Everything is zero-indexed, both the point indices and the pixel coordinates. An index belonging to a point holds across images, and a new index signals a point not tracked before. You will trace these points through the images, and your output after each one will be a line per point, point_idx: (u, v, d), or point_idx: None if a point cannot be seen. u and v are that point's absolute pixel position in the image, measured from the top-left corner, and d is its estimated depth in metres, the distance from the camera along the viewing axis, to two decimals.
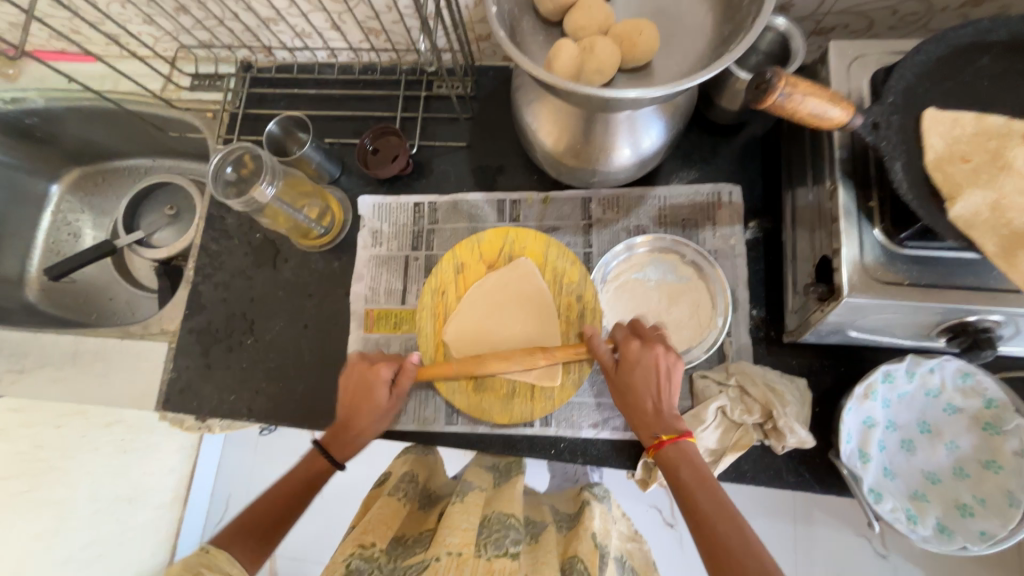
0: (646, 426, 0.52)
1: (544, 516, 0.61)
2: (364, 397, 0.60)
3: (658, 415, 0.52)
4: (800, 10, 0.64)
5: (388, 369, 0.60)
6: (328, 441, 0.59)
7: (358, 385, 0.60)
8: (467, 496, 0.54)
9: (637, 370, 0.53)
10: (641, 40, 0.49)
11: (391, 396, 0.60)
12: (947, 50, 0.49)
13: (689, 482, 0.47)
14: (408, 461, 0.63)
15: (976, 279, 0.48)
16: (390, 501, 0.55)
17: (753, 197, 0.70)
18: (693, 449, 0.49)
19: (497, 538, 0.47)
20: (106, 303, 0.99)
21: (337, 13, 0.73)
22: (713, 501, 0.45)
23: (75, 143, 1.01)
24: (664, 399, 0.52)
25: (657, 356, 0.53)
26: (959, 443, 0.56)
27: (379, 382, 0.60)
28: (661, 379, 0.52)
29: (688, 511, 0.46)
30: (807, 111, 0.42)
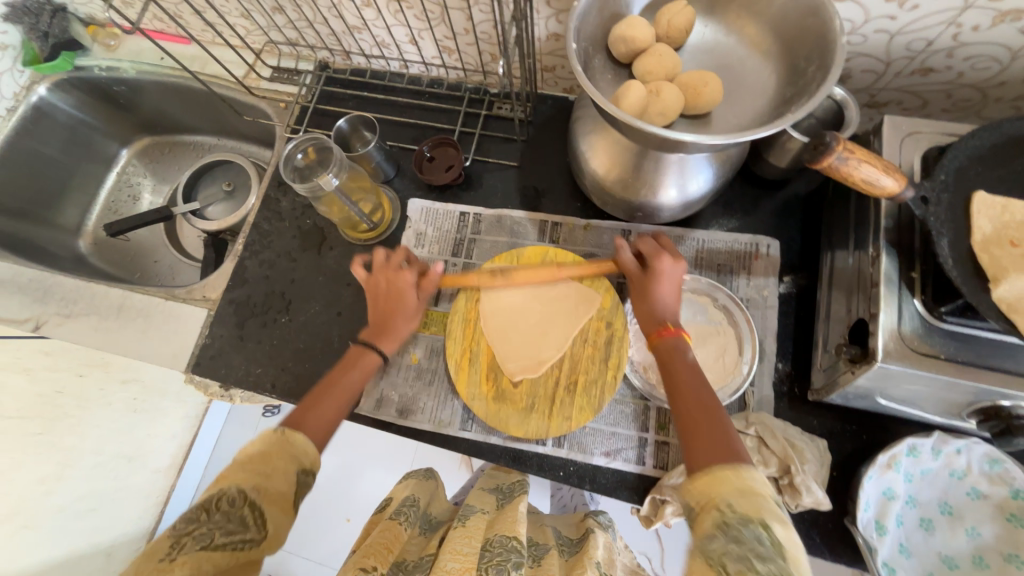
0: (650, 319, 0.57)
1: (546, 538, 0.61)
2: (396, 303, 0.63)
3: (657, 311, 0.57)
4: (857, 82, 0.67)
5: (413, 275, 0.65)
6: (369, 333, 0.62)
7: (390, 283, 0.64)
8: (469, 521, 0.56)
9: (654, 275, 0.59)
10: (706, 90, 0.52)
11: (417, 298, 0.65)
12: (1002, 139, 0.50)
13: (680, 367, 0.52)
14: (408, 487, 0.66)
15: (1013, 363, 0.48)
16: (391, 525, 0.55)
17: (790, 253, 0.71)
18: (687, 352, 0.54)
19: (499, 561, 0.45)
20: (151, 265, 1.04)
21: (418, 29, 0.79)
22: (700, 385, 0.50)
23: (152, 114, 1.08)
24: (665, 309, 0.58)
25: (664, 262, 0.59)
26: (980, 530, 0.55)
27: (407, 284, 0.64)
28: (668, 282, 0.58)
29: (678, 400, 0.50)
30: (862, 176, 0.43)
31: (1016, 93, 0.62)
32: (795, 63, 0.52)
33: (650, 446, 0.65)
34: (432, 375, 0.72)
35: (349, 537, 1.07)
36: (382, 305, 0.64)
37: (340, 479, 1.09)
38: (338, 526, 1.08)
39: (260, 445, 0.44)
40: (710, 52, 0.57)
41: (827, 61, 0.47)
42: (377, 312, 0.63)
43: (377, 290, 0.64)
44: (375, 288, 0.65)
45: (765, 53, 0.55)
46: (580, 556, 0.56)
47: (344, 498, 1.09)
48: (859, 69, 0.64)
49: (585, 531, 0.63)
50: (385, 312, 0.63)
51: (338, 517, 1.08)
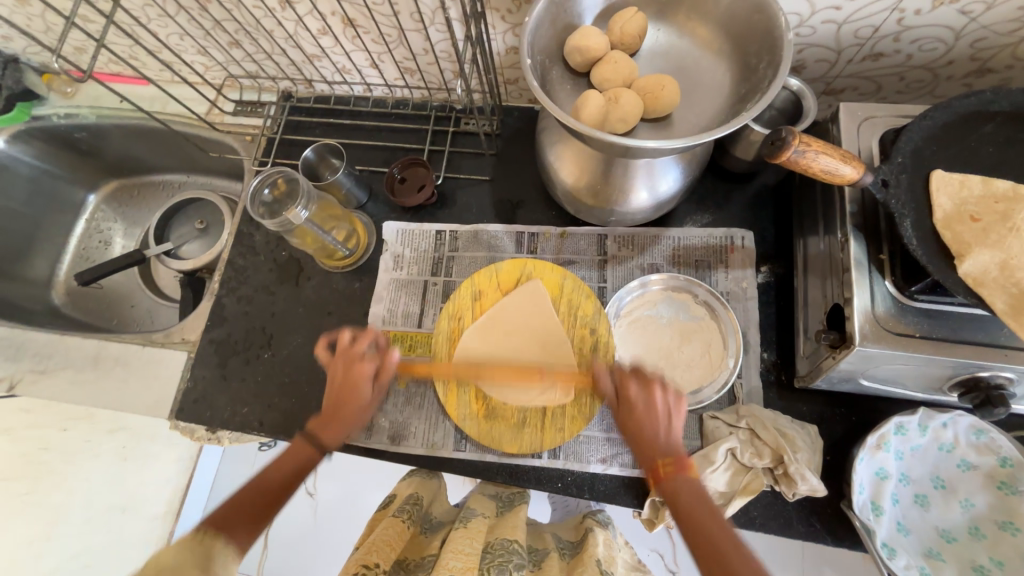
0: (648, 450, 0.51)
1: (546, 542, 0.61)
2: (350, 392, 0.60)
3: (654, 442, 0.51)
4: (812, 71, 0.68)
5: (372, 364, 0.61)
6: (314, 424, 0.58)
7: (345, 374, 0.61)
8: (470, 522, 0.55)
9: (637, 412, 0.53)
10: (663, 94, 0.53)
11: (375, 388, 0.62)
12: (953, 117, 0.51)
13: (689, 511, 0.46)
14: (411, 485, 0.66)
15: (987, 335, 0.49)
16: (395, 522, 0.55)
17: (764, 243, 0.72)
18: (694, 486, 0.48)
19: (501, 562, 0.48)
20: (127, 310, 1.02)
21: (377, 53, 0.78)
22: (711, 518, 0.45)
23: (116, 157, 1.06)
24: (665, 439, 0.51)
25: (657, 401, 0.53)
26: (973, 501, 0.55)
27: (365, 377, 0.60)
28: (662, 418, 0.53)
29: (690, 535, 0.45)
30: (820, 167, 0.44)
31: (963, 70, 0.63)
32: (748, 60, 0.52)
33: None
34: (422, 398, 0.71)
35: None
36: (336, 394, 0.60)
37: (344, 504, 1.07)
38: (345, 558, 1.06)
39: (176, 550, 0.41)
40: (664, 55, 0.58)
41: (776, 57, 0.48)
42: (328, 406, 0.59)
43: (334, 381, 0.61)
44: (333, 379, 0.61)
45: (718, 52, 0.55)
46: (579, 558, 0.56)
47: (347, 528, 1.07)
48: (812, 59, 0.65)
49: (584, 532, 0.63)
50: (334, 405, 0.60)
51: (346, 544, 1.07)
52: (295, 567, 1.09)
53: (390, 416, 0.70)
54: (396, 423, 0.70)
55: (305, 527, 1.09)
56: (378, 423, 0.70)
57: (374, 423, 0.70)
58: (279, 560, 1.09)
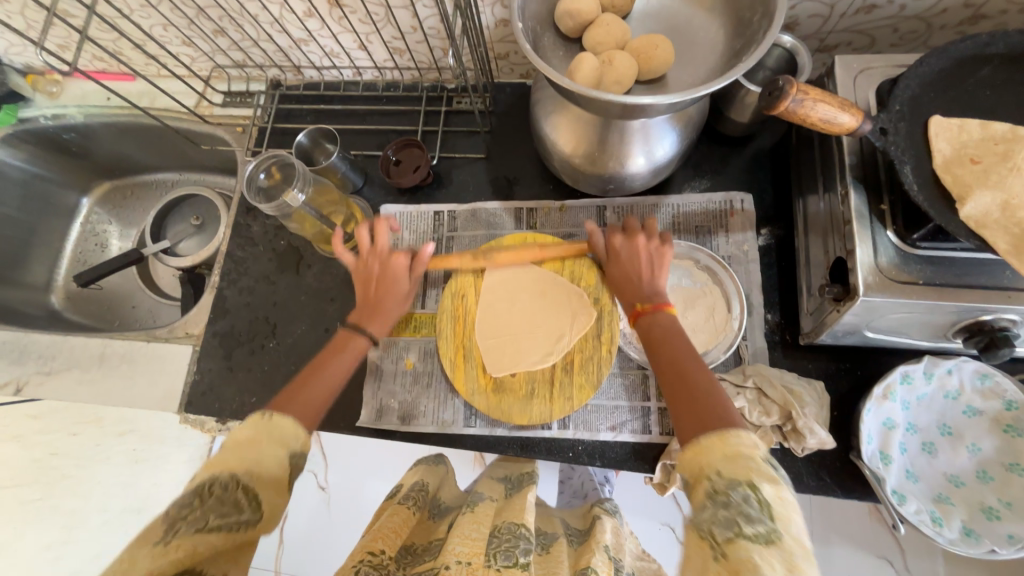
0: (632, 294, 0.59)
1: (553, 527, 0.61)
2: (389, 280, 0.64)
3: (638, 286, 0.60)
4: (805, 28, 0.67)
5: (405, 257, 0.65)
6: (357, 316, 0.62)
7: (381, 269, 0.65)
8: (477, 507, 0.55)
9: (623, 260, 0.62)
10: (657, 53, 0.52)
11: (411, 281, 0.65)
12: (949, 63, 0.51)
13: (671, 354, 0.52)
14: (417, 472, 0.67)
15: (990, 278, 0.49)
16: (401, 508, 0.56)
17: (764, 206, 0.72)
18: (670, 323, 0.56)
19: (507, 548, 0.45)
20: (129, 310, 1.01)
21: (365, 34, 0.77)
22: (695, 363, 0.49)
23: (108, 158, 1.05)
24: (648, 286, 0.60)
25: (639, 246, 0.62)
26: (980, 445, 0.56)
27: (401, 270, 0.65)
28: (645, 265, 0.61)
29: (660, 359, 0.52)
30: (818, 116, 0.44)
31: (958, 18, 0.63)
32: (741, 14, 0.52)
33: (654, 414, 0.66)
34: (429, 377, 0.71)
35: None
36: (371, 288, 0.64)
37: (355, 494, 1.08)
38: None
39: (247, 432, 0.42)
40: (656, 16, 0.57)
41: (770, 8, 0.47)
42: (365, 299, 0.63)
43: (368, 276, 0.65)
44: (366, 275, 0.65)
45: (709, 9, 0.55)
46: (586, 545, 0.55)
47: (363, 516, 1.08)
48: (805, 15, 0.65)
49: (592, 519, 0.62)
50: (372, 298, 0.64)
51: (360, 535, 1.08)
52: (309, 560, 1.09)
53: (399, 397, 0.70)
54: (406, 403, 0.70)
55: (318, 520, 1.10)
56: (388, 404, 0.70)
57: (383, 405, 0.70)
58: (294, 555, 1.10)
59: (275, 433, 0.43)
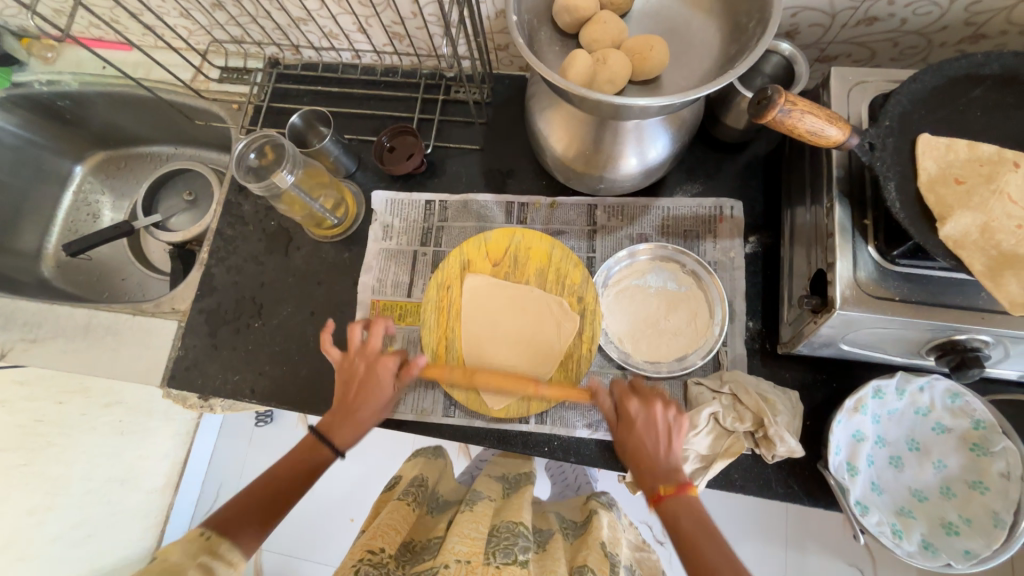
0: (648, 476, 0.52)
1: (550, 523, 0.62)
2: (371, 389, 0.60)
3: (655, 464, 0.53)
4: (805, 37, 0.67)
5: (393, 364, 0.61)
6: (324, 427, 0.58)
7: (367, 369, 0.61)
8: (476, 505, 0.56)
9: (638, 429, 0.54)
10: (652, 54, 0.52)
11: (394, 389, 0.61)
12: (943, 81, 0.51)
13: (690, 531, 0.48)
14: (417, 466, 0.68)
15: (965, 299, 0.49)
16: (401, 505, 0.56)
17: (753, 213, 0.72)
18: (695, 506, 0.50)
19: (506, 545, 0.48)
20: (118, 283, 1.01)
21: (365, 17, 0.77)
22: (721, 557, 0.46)
23: (103, 128, 1.04)
24: (665, 461, 0.53)
25: (656, 416, 0.54)
26: (946, 462, 0.57)
27: (389, 375, 0.60)
28: (662, 437, 0.54)
29: (688, 553, 0.47)
30: (805, 128, 0.44)
31: (957, 36, 0.63)
32: (738, 20, 0.51)
33: None
34: (411, 365, 0.72)
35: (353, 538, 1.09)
36: (352, 388, 0.60)
37: (341, 477, 1.10)
38: (343, 528, 1.09)
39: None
40: (655, 16, 0.57)
41: (765, 15, 0.47)
42: (343, 400, 0.60)
43: (351, 375, 0.61)
44: (350, 373, 0.61)
45: (707, 12, 0.54)
46: (582, 541, 0.57)
47: (345, 499, 1.10)
48: (806, 24, 0.65)
49: (588, 513, 0.63)
50: (350, 402, 0.60)
51: (342, 518, 1.09)
52: (291, 541, 1.11)
53: None
54: None
55: (301, 501, 1.11)
56: None
57: None
58: (275, 535, 1.11)
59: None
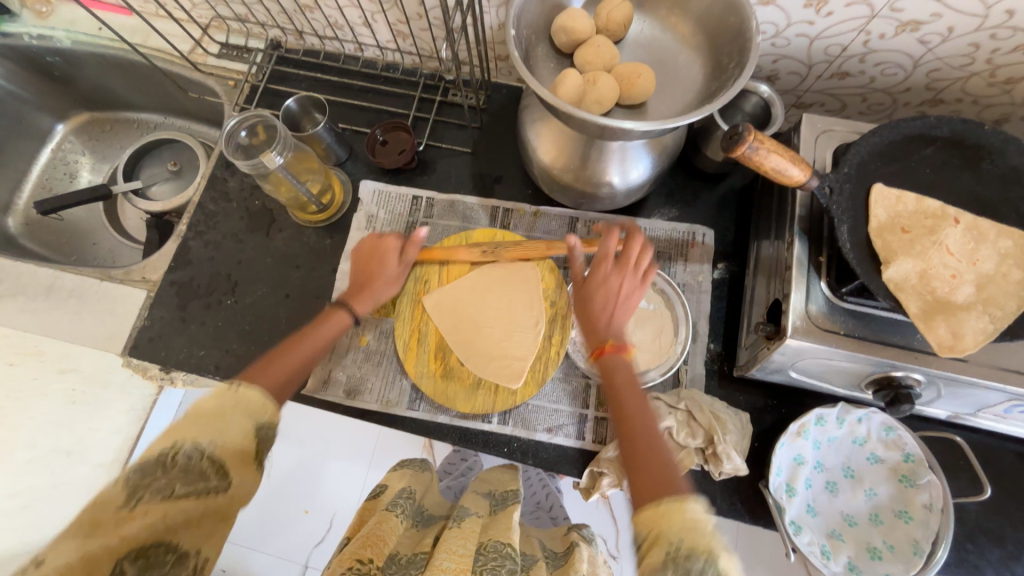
0: (597, 331, 0.57)
1: (533, 550, 0.61)
2: (376, 265, 0.68)
3: (606, 320, 0.58)
4: (784, 83, 0.72)
5: (398, 239, 0.69)
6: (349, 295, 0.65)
7: (376, 251, 0.69)
8: (463, 522, 0.54)
9: (598, 287, 0.60)
10: (639, 81, 0.55)
11: (399, 265, 0.69)
12: (899, 137, 0.55)
13: (622, 382, 0.52)
14: (404, 478, 0.67)
15: (902, 338, 0.53)
16: (387, 516, 0.56)
17: (724, 241, 0.76)
18: (628, 369, 0.53)
19: (494, 566, 0.46)
20: (89, 246, 0.99)
21: (371, 12, 0.78)
22: (639, 402, 0.50)
23: (91, 89, 1.03)
24: (611, 325, 0.58)
25: (615, 277, 0.60)
26: (876, 490, 0.61)
27: (392, 252, 0.68)
28: (619, 296, 0.59)
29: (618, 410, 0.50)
30: (771, 165, 0.47)
31: (919, 98, 0.68)
32: (720, 59, 0.55)
33: (590, 422, 0.68)
34: (381, 356, 0.72)
35: (308, 529, 1.07)
36: (366, 265, 0.68)
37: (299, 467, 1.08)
38: (297, 518, 1.08)
39: (213, 401, 0.40)
40: (646, 46, 0.60)
41: (744, 57, 0.50)
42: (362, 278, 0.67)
43: (362, 254, 0.69)
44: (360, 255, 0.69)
45: (694, 48, 0.58)
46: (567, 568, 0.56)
47: (302, 489, 1.08)
48: (785, 71, 0.69)
49: (570, 544, 0.62)
50: (365, 275, 0.68)
51: (297, 508, 1.08)
52: (244, 529, 1.08)
53: (348, 371, 0.71)
54: (353, 377, 0.71)
55: (260, 489, 1.09)
56: (335, 376, 0.71)
57: (331, 376, 0.71)
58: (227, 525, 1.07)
59: (243, 403, 0.40)
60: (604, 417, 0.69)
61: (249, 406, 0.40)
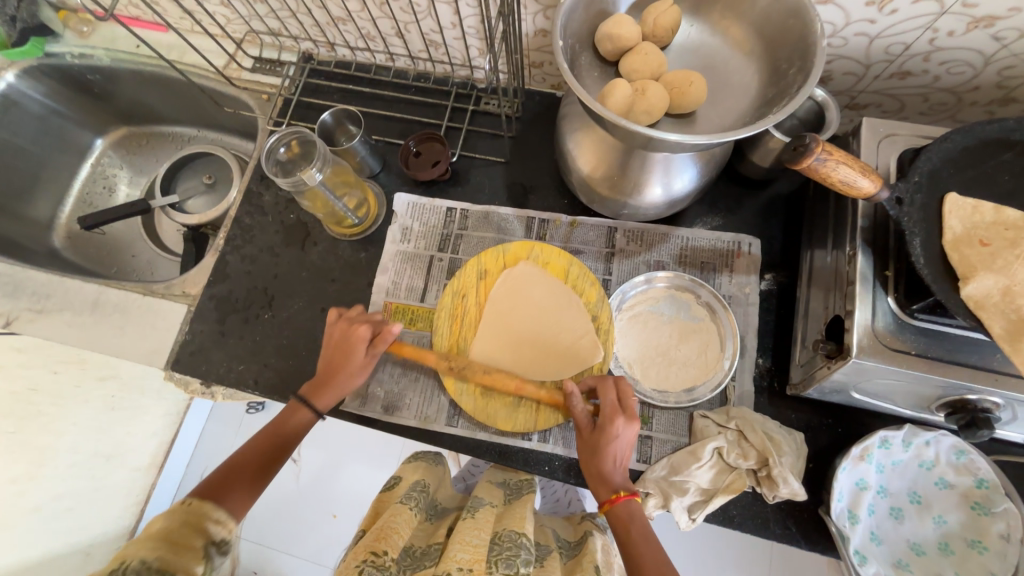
0: (604, 484, 0.55)
1: (547, 539, 0.61)
2: (342, 358, 0.62)
3: (612, 476, 0.55)
4: (837, 84, 0.68)
5: (365, 331, 0.62)
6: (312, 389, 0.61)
7: (342, 337, 0.63)
8: (477, 512, 0.56)
9: (603, 447, 0.55)
10: (691, 90, 0.52)
11: (367, 355, 0.62)
12: (974, 142, 0.52)
13: (631, 531, 0.52)
14: (418, 470, 0.66)
15: (980, 359, 0.50)
16: (402, 509, 0.55)
17: (772, 251, 0.73)
18: (639, 515, 0.53)
19: (508, 556, 0.48)
20: (128, 259, 1.01)
21: (404, 22, 0.78)
22: (657, 559, 0.51)
23: (128, 104, 1.05)
24: (616, 473, 0.56)
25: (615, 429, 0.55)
26: (946, 518, 0.57)
27: (360, 341, 0.62)
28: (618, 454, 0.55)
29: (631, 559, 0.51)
30: (839, 177, 0.44)
31: (987, 97, 0.64)
32: (778, 65, 0.52)
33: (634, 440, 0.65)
34: (418, 371, 0.71)
35: (336, 534, 1.08)
36: (332, 354, 0.62)
37: (329, 472, 1.09)
38: (326, 523, 1.08)
39: (164, 523, 0.43)
40: (695, 51, 0.58)
41: (808, 63, 0.48)
42: (330, 370, 0.62)
43: (331, 341, 0.64)
44: (330, 340, 0.64)
45: (748, 53, 0.55)
46: (579, 560, 0.56)
47: (331, 494, 1.09)
48: (840, 71, 0.65)
49: (584, 534, 0.63)
50: (334, 369, 0.62)
51: (326, 513, 1.08)
52: (273, 531, 1.09)
53: (386, 386, 0.71)
54: (391, 393, 0.70)
55: (287, 493, 1.10)
56: (373, 392, 0.70)
57: (369, 392, 0.70)
58: (258, 525, 1.09)
59: (191, 522, 0.44)
60: (648, 435, 0.65)
61: (196, 522, 0.44)
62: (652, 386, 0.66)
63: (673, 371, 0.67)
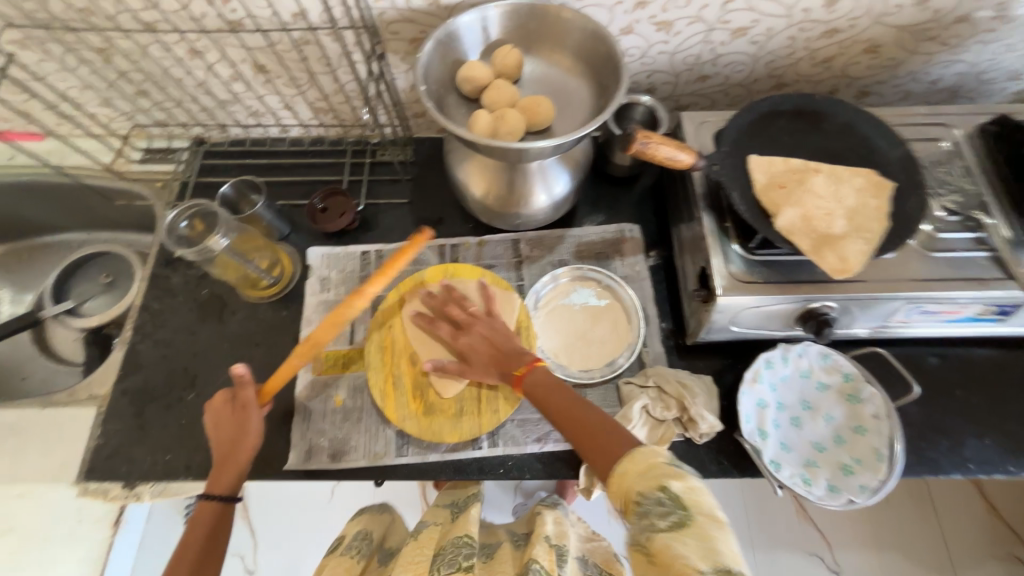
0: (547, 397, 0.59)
1: (498, 537, 0.64)
2: (233, 428, 0.62)
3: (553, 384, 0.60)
4: (662, 92, 0.84)
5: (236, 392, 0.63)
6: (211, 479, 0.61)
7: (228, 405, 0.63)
8: (421, 534, 0.59)
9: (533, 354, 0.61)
10: (540, 109, 0.64)
11: (255, 414, 0.63)
12: (756, 116, 0.67)
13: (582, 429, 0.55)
14: (360, 521, 0.65)
15: (808, 274, 0.63)
16: (344, 559, 0.57)
17: (650, 232, 0.85)
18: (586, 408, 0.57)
19: (452, 558, 0.51)
20: (17, 381, 0.92)
21: (290, 96, 0.85)
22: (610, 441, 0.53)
23: (3, 219, 0.99)
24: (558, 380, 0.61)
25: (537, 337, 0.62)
26: (833, 414, 0.67)
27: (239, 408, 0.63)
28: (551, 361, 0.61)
29: (590, 459, 0.52)
30: (662, 154, 0.56)
31: (767, 85, 0.82)
32: (603, 82, 0.66)
33: None
34: (360, 412, 0.72)
35: None
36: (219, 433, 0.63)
37: (290, 568, 1.01)
38: None
39: None
40: (542, 81, 0.70)
41: (619, 76, 0.61)
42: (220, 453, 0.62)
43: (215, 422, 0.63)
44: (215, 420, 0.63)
45: (581, 77, 0.68)
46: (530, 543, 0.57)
47: None
48: (659, 82, 0.82)
49: (535, 517, 0.63)
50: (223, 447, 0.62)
51: None
52: None
53: (329, 434, 0.70)
54: (336, 440, 0.70)
55: None
56: (316, 443, 0.70)
57: (312, 444, 0.70)
58: None
59: None
60: None
61: None
62: (578, 367, 0.73)
63: (594, 350, 0.74)
